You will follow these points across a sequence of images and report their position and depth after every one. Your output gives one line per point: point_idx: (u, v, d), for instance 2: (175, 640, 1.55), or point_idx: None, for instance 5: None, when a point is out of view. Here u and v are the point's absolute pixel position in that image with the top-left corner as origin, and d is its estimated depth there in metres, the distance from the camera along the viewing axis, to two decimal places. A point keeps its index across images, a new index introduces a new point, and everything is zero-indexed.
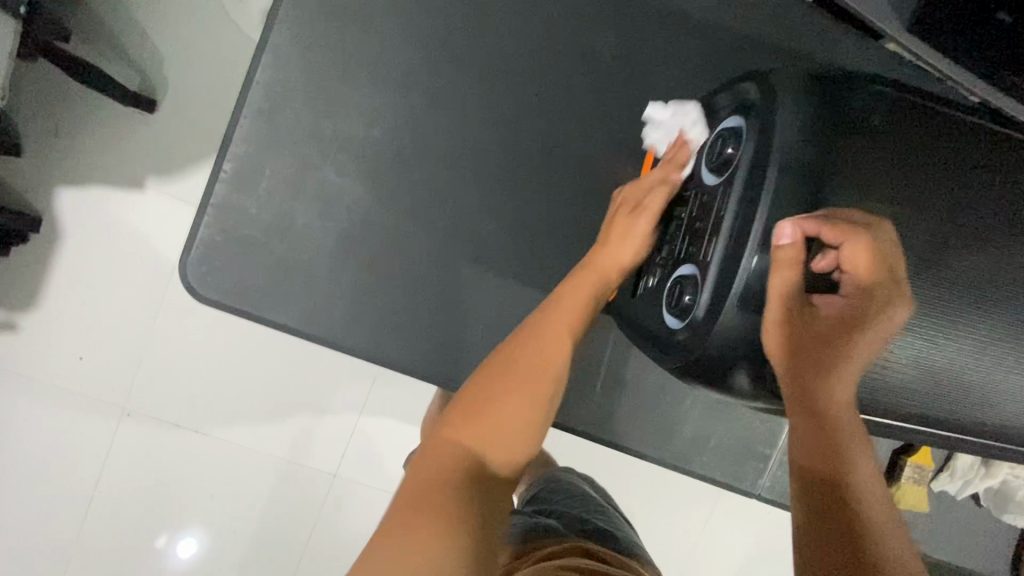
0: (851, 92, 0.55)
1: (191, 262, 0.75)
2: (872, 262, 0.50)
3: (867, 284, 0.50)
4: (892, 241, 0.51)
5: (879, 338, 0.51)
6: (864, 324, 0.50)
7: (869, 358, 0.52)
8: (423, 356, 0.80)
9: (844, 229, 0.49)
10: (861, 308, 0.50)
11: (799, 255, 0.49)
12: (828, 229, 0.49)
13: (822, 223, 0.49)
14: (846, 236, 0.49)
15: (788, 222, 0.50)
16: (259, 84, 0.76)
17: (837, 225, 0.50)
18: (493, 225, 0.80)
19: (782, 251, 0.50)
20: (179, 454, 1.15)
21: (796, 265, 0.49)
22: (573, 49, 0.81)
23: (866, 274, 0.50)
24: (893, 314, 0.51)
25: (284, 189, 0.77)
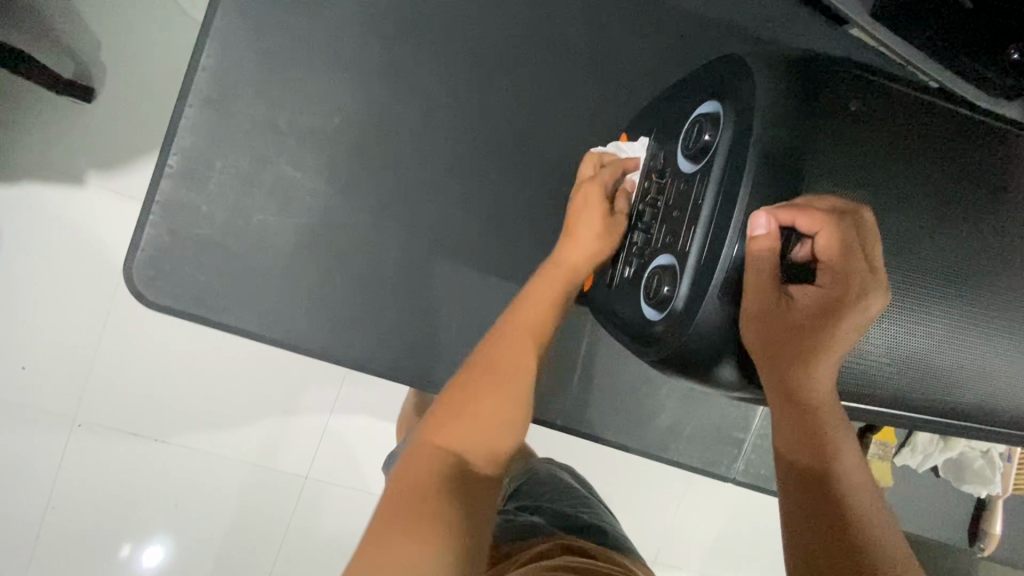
0: (826, 75, 0.54)
1: (137, 266, 0.70)
2: (849, 249, 0.49)
3: (845, 270, 0.49)
4: (871, 226, 0.50)
5: (859, 326, 0.50)
6: (844, 313, 0.49)
7: (849, 346, 0.51)
8: (393, 356, 0.76)
9: (819, 217, 0.48)
10: (840, 296, 0.49)
11: (775, 245, 0.48)
12: (803, 218, 0.48)
13: (798, 212, 0.48)
14: (823, 223, 0.48)
15: (763, 212, 0.49)
16: (205, 70, 0.70)
17: (812, 213, 0.48)
18: (464, 219, 0.77)
19: (758, 243, 0.49)
20: (137, 465, 1.08)
21: (773, 255, 0.49)
22: (542, 35, 0.78)
23: (843, 262, 0.49)
24: (872, 302, 0.49)
25: (238, 184, 0.72)
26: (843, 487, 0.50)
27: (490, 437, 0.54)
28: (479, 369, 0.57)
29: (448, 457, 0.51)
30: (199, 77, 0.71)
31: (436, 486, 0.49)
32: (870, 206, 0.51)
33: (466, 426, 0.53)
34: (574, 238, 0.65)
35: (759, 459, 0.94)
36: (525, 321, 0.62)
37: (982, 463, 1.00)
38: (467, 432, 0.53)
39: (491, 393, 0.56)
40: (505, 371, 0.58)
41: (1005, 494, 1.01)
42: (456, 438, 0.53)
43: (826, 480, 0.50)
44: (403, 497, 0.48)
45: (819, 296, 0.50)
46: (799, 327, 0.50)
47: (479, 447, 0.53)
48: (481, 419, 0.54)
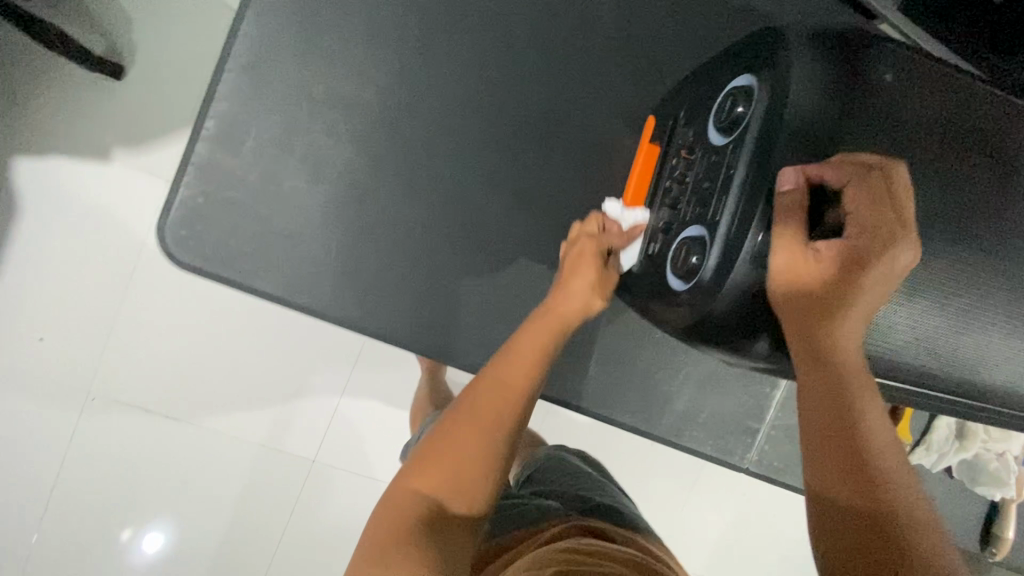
0: (864, 49, 0.54)
1: (168, 226, 0.71)
2: (875, 203, 0.50)
3: (872, 224, 0.50)
4: (901, 183, 0.51)
5: (886, 281, 0.50)
6: (872, 265, 0.50)
7: (876, 301, 0.51)
8: (415, 327, 0.77)
9: (846, 172, 0.50)
10: (870, 248, 0.50)
11: (804, 201, 0.50)
12: (831, 173, 0.50)
13: (828, 168, 0.50)
14: (848, 178, 0.50)
15: (790, 167, 0.50)
16: (244, 36, 0.72)
17: (840, 167, 0.50)
18: (490, 194, 0.78)
19: (785, 197, 0.50)
20: (152, 434, 1.09)
21: (802, 210, 0.50)
22: (573, 15, 0.78)
23: (871, 216, 0.50)
24: (900, 255, 0.50)
25: (270, 150, 0.73)
26: (869, 444, 0.51)
27: (465, 481, 0.55)
28: (462, 417, 0.59)
29: (422, 505, 0.54)
30: (236, 44, 0.72)
31: (406, 536, 0.51)
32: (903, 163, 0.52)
33: (441, 477, 0.55)
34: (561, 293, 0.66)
35: (772, 450, 0.94)
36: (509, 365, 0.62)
37: (996, 466, 1.01)
38: (441, 476, 0.55)
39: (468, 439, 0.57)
40: (484, 416, 0.58)
41: (1018, 499, 1.03)
42: (431, 485, 0.55)
43: (848, 438, 0.51)
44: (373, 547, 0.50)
45: (847, 249, 0.50)
46: (825, 281, 0.50)
47: (456, 495, 0.55)
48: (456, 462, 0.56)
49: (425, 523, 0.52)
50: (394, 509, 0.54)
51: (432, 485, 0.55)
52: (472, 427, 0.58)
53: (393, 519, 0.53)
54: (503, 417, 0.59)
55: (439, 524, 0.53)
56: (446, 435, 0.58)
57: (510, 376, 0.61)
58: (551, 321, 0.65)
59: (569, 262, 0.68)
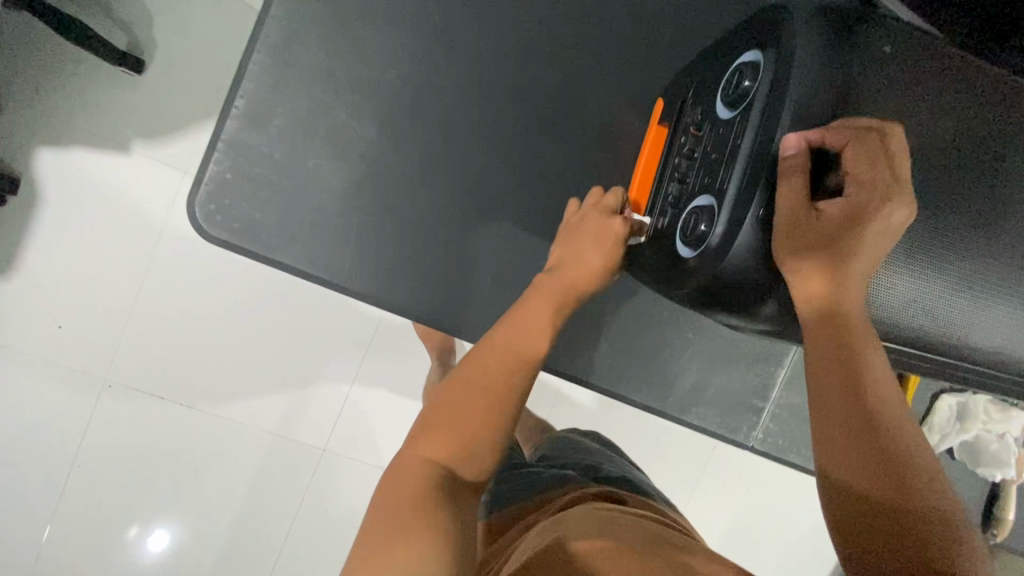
0: (865, 27, 0.57)
1: (198, 202, 0.74)
2: (873, 162, 0.52)
3: (871, 182, 0.52)
4: (900, 143, 0.54)
5: (885, 237, 0.52)
6: (870, 219, 0.52)
7: (876, 256, 0.53)
8: (432, 302, 0.80)
9: (844, 134, 0.52)
10: (869, 203, 0.52)
11: (804, 164, 0.52)
12: (830, 135, 0.52)
13: (826, 132, 0.52)
14: (848, 139, 0.52)
15: (793, 133, 0.53)
16: (272, 21, 0.75)
17: (838, 130, 0.52)
18: (505, 175, 0.81)
19: (790, 160, 0.53)
20: (173, 414, 1.13)
21: (804, 171, 0.52)
22: (586, 3, 0.81)
23: (870, 173, 0.52)
24: (897, 210, 0.52)
25: (296, 130, 0.76)
26: (877, 392, 0.51)
27: (470, 446, 0.58)
28: (467, 386, 0.61)
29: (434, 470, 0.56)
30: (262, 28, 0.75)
31: (423, 495, 0.53)
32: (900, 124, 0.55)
33: (451, 444, 0.58)
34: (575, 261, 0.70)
35: (777, 428, 0.97)
36: (511, 339, 0.64)
37: (996, 447, 1.05)
38: (446, 444, 0.58)
39: (474, 408, 0.59)
40: (489, 386, 0.61)
41: (1018, 480, 1.06)
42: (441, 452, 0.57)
43: (851, 388, 0.51)
44: (394, 506, 0.52)
45: (848, 204, 0.52)
46: (828, 236, 0.52)
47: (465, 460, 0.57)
48: (460, 429, 0.58)
49: (437, 488, 0.54)
50: (407, 472, 0.56)
51: (439, 451, 0.57)
52: (477, 397, 0.60)
53: (409, 481, 0.55)
54: (501, 388, 0.61)
55: (450, 488, 0.55)
56: (447, 407, 0.60)
57: (513, 349, 0.64)
58: (553, 293, 0.68)
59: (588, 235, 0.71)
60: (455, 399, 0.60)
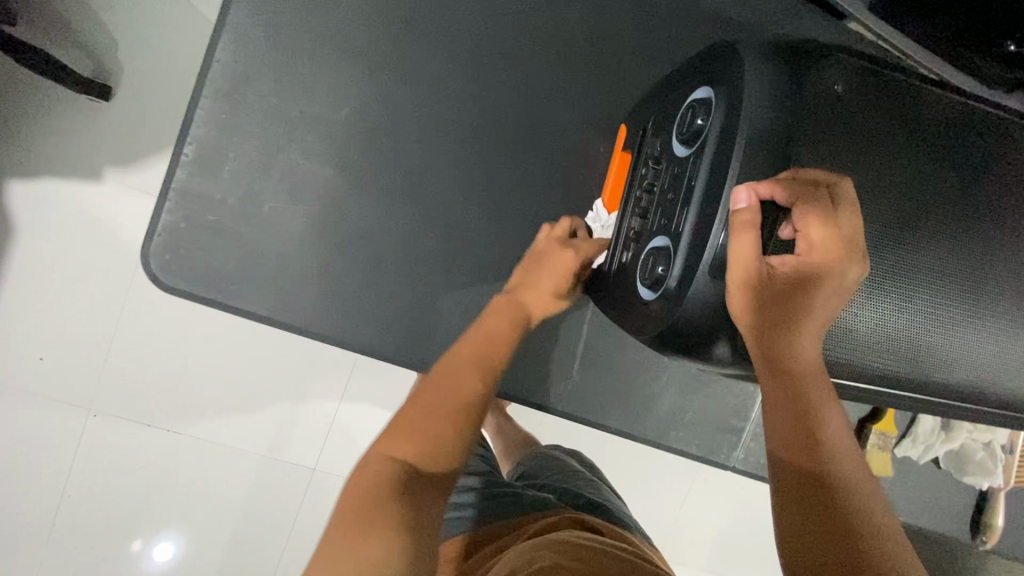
0: (817, 61, 0.55)
1: (153, 251, 0.73)
2: (826, 222, 0.50)
3: (822, 241, 0.50)
4: (849, 198, 0.52)
5: (837, 296, 0.52)
6: (820, 283, 0.51)
7: (827, 318, 0.52)
8: (399, 341, 0.79)
9: (796, 191, 0.50)
10: (819, 266, 0.50)
11: (756, 220, 0.49)
12: (782, 192, 0.50)
13: (778, 188, 0.50)
14: (799, 196, 0.50)
15: (743, 187, 0.50)
16: (220, 63, 0.73)
17: (789, 186, 0.50)
18: (468, 208, 0.79)
19: (739, 217, 0.50)
20: (154, 450, 1.11)
21: (755, 229, 0.49)
22: (544, 30, 0.80)
23: (821, 234, 0.50)
24: (848, 272, 0.51)
25: (250, 172, 0.75)
26: (828, 454, 0.52)
27: (441, 445, 0.58)
28: (435, 392, 0.61)
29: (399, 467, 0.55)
30: (212, 70, 0.74)
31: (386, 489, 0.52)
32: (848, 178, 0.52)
33: (417, 442, 0.57)
34: (529, 289, 0.71)
35: (757, 447, 0.96)
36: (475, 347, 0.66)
37: (982, 456, 1.03)
38: (417, 443, 0.57)
39: (442, 407, 0.60)
40: (456, 391, 0.61)
41: (1007, 486, 1.04)
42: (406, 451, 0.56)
43: (807, 444, 0.52)
44: (358, 501, 0.51)
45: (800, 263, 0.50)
46: (779, 295, 0.51)
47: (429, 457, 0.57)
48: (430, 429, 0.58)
49: (401, 483, 0.54)
50: (372, 468, 0.55)
51: (408, 448, 0.56)
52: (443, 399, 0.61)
53: (373, 476, 0.54)
54: (470, 393, 0.62)
55: (416, 484, 0.54)
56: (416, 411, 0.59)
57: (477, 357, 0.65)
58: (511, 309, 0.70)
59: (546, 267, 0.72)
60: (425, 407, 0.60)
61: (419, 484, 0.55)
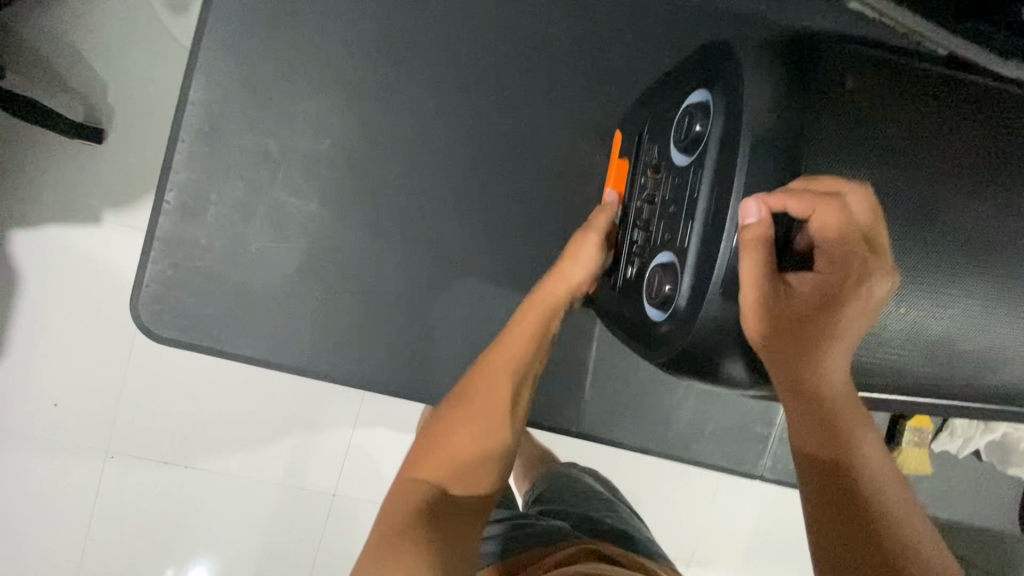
0: (819, 53, 0.51)
1: (142, 303, 0.71)
2: (845, 233, 0.46)
3: (842, 255, 0.47)
4: (868, 203, 0.47)
5: (865, 311, 0.47)
6: (843, 299, 0.47)
7: (855, 335, 0.48)
8: (402, 374, 0.76)
9: (814, 201, 0.45)
10: (840, 281, 0.47)
11: (768, 236, 0.45)
12: (795, 203, 0.45)
13: (790, 198, 0.45)
14: (815, 206, 0.45)
15: (752, 200, 0.46)
16: (193, 106, 0.71)
17: (805, 195, 0.46)
18: (463, 230, 0.76)
19: (748, 234, 0.46)
20: (170, 492, 1.08)
21: (765, 247, 0.46)
22: (528, 38, 0.77)
23: (840, 246, 0.47)
24: (874, 286, 0.47)
25: (234, 213, 0.72)
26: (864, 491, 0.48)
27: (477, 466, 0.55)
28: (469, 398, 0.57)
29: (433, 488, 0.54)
30: (188, 112, 0.72)
31: (414, 515, 0.52)
32: (865, 182, 0.47)
33: (446, 462, 0.55)
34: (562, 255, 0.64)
35: (785, 454, 0.91)
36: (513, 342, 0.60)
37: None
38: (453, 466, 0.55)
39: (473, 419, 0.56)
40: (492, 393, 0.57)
41: None
42: (436, 472, 0.54)
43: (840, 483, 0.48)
44: (387, 527, 0.52)
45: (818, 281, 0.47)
46: (797, 318, 0.48)
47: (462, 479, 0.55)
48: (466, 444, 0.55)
49: (432, 505, 0.53)
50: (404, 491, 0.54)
51: (439, 472, 0.54)
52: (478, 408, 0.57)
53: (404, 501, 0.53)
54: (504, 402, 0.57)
55: (445, 508, 0.53)
56: (443, 432, 0.56)
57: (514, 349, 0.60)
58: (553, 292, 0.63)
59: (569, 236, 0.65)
60: (456, 411, 0.57)
61: (450, 507, 0.54)
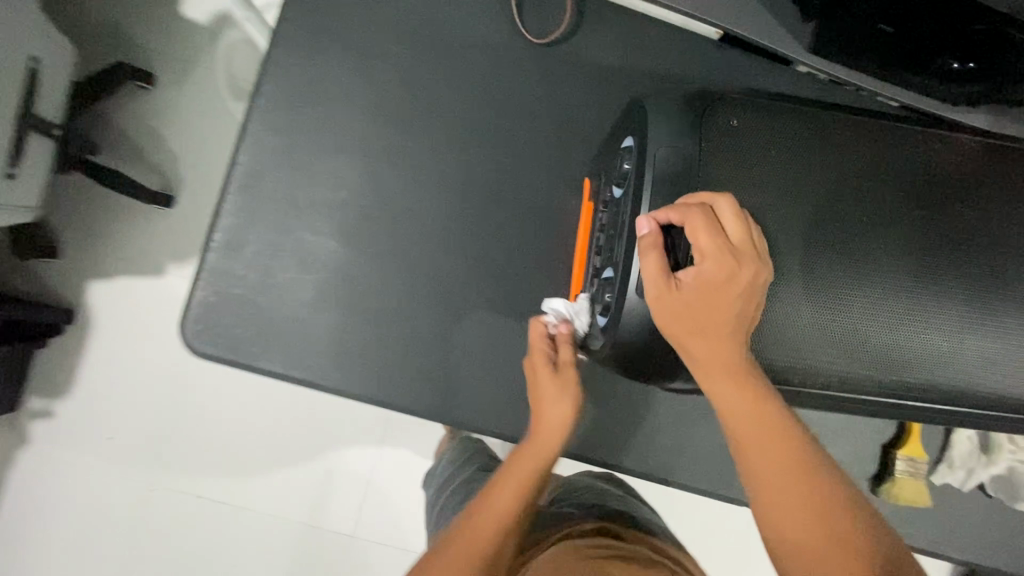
0: (717, 102, 0.63)
1: (187, 323, 0.85)
2: (717, 232, 0.55)
3: (718, 250, 0.55)
4: (732, 210, 0.56)
5: (748, 296, 0.55)
6: (725, 287, 0.54)
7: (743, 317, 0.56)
8: (400, 387, 0.87)
9: (689, 210, 0.55)
10: (720, 272, 0.54)
11: (657, 242, 0.56)
12: (672, 213, 0.56)
13: (668, 211, 0.56)
14: (686, 214, 0.55)
15: (642, 217, 0.57)
16: (240, 166, 0.89)
17: (679, 207, 0.56)
18: (454, 263, 0.90)
19: (643, 242, 0.56)
20: (206, 515, 1.25)
21: (655, 250, 0.56)
22: (509, 107, 0.93)
23: (717, 242, 0.55)
24: (749, 274, 0.55)
25: (267, 251, 0.88)
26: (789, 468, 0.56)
27: None
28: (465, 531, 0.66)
29: None
30: (235, 171, 0.89)
31: None
32: (729, 192, 0.57)
33: None
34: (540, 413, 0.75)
35: None
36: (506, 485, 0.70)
37: None
38: None
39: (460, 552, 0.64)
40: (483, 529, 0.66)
41: None
42: None
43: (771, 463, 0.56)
44: None
45: (698, 276, 0.55)
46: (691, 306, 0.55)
47: None
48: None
49: None
50: None
51: None
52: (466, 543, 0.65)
53: None
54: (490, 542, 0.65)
55: None
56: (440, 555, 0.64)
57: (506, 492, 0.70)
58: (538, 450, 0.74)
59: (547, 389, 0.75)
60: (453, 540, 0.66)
61: None
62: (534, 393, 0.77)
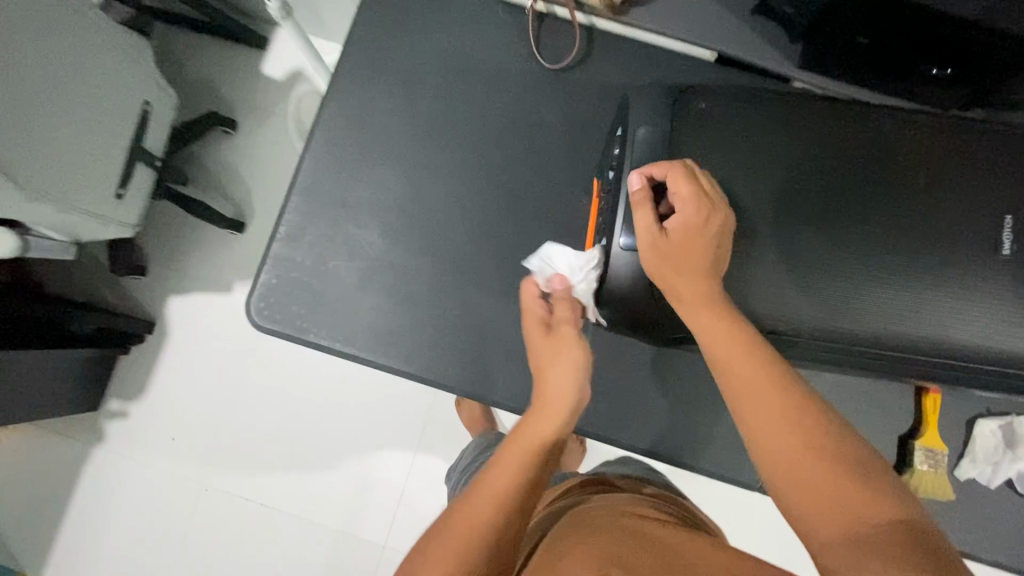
0: (688, 97, 0.82)
1: (253, 300, 1.00)
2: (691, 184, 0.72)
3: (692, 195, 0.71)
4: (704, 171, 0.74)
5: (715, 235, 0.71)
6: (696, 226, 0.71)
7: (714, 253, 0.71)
8: (429, 362, 1.00)
9: (668, 167, 0.74)
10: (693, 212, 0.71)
11: (645, 193, 0.75)
12: (656, 170, 0.75)
13: (653, 169, 0.75)
14: (668, 169, 0.74)
15: (634, 171, 0.76)
16: (303, 173, 1.06)
17: (661, 164, 0.75)
18: (480, 255, 1.03)
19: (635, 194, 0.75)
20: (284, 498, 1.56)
21: (643, 199, 0.74)
22: (530, 122, 1.08)
23: (691, 190, 0.72)
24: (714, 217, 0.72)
25: (322, 242, 1.04)
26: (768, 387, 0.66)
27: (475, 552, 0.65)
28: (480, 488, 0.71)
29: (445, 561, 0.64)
30: (299, 177, 1.06)
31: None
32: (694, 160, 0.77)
33: (450, 545, 0.65)
34: (542, 374, 0.84)
35: None
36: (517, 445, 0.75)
37: None
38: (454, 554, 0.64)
39: (475, 510, 0.68)
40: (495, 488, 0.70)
41: None
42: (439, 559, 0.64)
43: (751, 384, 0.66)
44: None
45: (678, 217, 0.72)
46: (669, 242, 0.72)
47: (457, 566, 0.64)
48: (471, 533, 0.66)
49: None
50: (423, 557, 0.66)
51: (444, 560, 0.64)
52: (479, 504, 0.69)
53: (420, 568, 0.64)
54: (502, 506, 0.68)
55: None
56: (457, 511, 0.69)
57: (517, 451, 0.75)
58: (547, 412, 0.80)
59: (547, 351, 0.84)
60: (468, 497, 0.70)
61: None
62: (534, 353, 0.86)
